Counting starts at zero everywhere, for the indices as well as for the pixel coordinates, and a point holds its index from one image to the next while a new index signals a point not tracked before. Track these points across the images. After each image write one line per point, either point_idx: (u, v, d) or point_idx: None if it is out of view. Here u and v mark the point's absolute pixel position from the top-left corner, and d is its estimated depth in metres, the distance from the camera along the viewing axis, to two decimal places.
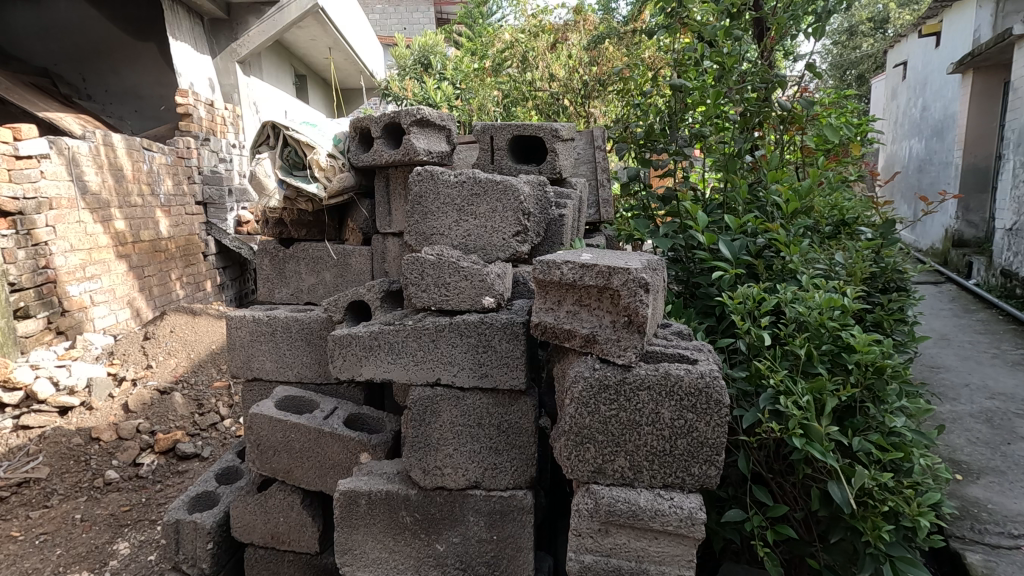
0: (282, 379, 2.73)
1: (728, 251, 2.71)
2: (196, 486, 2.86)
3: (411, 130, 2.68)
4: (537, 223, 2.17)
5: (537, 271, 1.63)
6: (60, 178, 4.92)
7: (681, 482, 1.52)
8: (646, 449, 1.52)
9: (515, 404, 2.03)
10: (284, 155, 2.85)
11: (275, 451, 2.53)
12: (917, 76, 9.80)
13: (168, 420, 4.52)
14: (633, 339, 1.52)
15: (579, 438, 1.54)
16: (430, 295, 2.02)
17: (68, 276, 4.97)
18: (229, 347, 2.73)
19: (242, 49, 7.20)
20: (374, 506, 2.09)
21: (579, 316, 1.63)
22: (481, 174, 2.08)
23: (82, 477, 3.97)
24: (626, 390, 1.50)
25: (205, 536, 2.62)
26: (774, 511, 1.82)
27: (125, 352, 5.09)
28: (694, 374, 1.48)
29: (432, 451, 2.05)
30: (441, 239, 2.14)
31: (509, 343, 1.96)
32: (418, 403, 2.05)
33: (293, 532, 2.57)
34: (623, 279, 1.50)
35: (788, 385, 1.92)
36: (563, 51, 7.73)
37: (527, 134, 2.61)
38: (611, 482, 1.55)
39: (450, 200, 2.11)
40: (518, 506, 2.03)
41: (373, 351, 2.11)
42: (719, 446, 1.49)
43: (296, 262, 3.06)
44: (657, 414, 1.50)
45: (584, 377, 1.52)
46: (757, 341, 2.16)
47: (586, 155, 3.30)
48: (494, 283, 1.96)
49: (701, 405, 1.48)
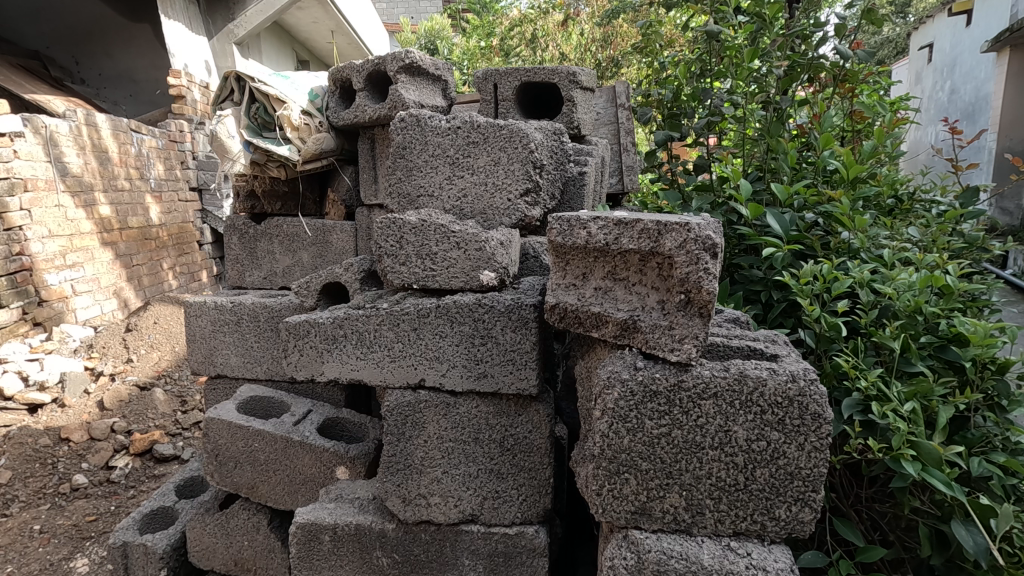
0: (248, 376, 2.30)
1: (777, 227, 2.22)
2: (152, 500, 2.45)
3: (399, 78, 2.24)
4: (551, 181, 1.71)
5: (554, 232, 1.19)
6: (36, 159, 4.49)
7: (759, 529, 1.07)
8: (710, 483, 1.07)
9: (523, 413, 1.58)
10: (252, 112, 2.41)
11: (237, 464, 2.11)
12: (944, 58, 9.06)
13: (147, 419, 4.10)
14: (694, 326, 1.07)
15: (614, 468, 1.09)
16: (411, 269, 1.57)
17: (46, 264, 4.55)
18: (188, 340, 2.32)
19: (240, 30, 6.55)
20: (342, 544, 1.67)
21: (612, 295, 1.18)
22: (480, 118, 1.63)
23: (48, 483, 3.53)
24: (683, 399, 1.05)
25: (156, 563, 2.19)
26: (867, 556, 1.36)
27: (105, 346, 4.67)
28: (781, 376, 1.03)
29: (415, 475, 1.62)
30: (431, 202, 1.70)
31: (516, 333, 1.52)
32: (396, 412, 1.61)
33: (259, 559, 2.16)
34: (681, 241, 1.05)
35: (878, 389, 1.48)
36: (574, 30, 7.27)
37: (539, 80, 2.16)
38: (658, 527, 1.11)
39: (441, 151, 1.67)
40: (528, 547, 1.60)
41: (338, 342, 1.68)
42: (816, 479, 1.04)
43: (268, 240, 2.60)
44: (727, 434, 1.05)
45: (622, 381, 1.07)
46: (831, 333, 1.70)
47: (607, 114, 2.83)
48: (496, 254, 1.51)
49: (792, 423, 1.03)
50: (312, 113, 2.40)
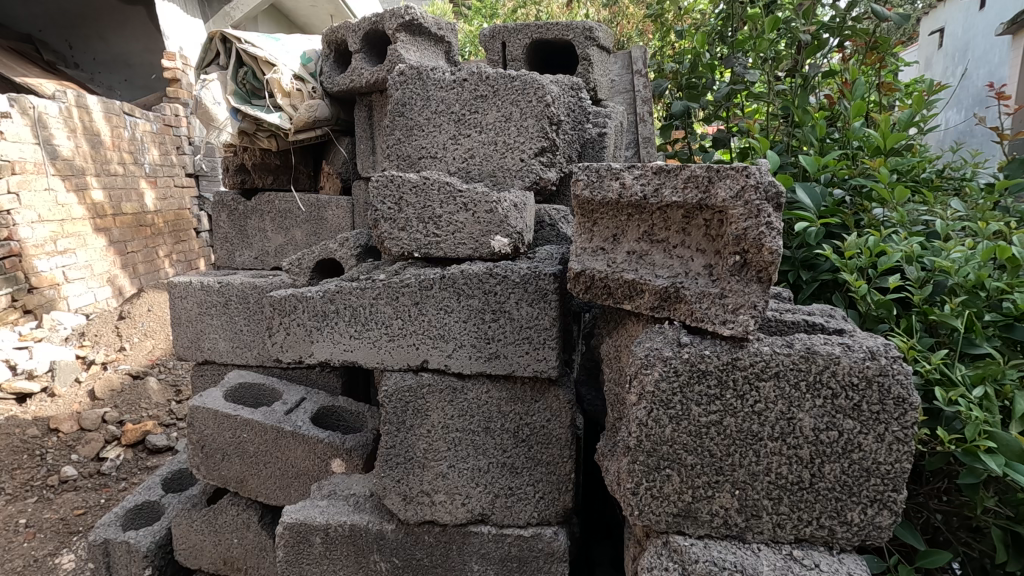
0: (237, 362, 2.13)
1: (810, 200, 1.95)
2: (135, 495, 2.28)
3: (399, 37, 2.07)
4: (568, 140, 1.53)
5: (581, 185, 1.07)
6: (23, 141, 4.28)
7: (827, 535, 0.94)
8: (768, 481, 0.94)
9: (541, 399, 1.42)
10: (239, 78, 2.23)
11: (224, 456, 1.95)
12: (955, 41, 7.28)
13: (140, 409, 3.86)
14: (751, 293, 0.94)
15: (654, 462, 0.97)
16: (412, 235, 1.40)
17: (35, 250, 4.38)
18: (173, 323, 2.15)
19: (236, 13, 6.21)
20: (335, 547, 1.51)
21: (649, 259, 1.07)
22: (489, 69, 1.45)
23: (35, 475, 3.29)
24: (739, 381, 0.92)
25: (140, 561, 2.03)
26: (930, 562, 1.19)
27: (96, 334, 4.51)
28: (857, 354, 0.88)
29: (417, 469, 1.46)
30: (434, 165, 1.52)
31: (532, 307, 1.34)
32: (395, 398, 1.44)
33: (250, 558, 2.01)
34: (738, 188, 0.92)
35: (939, 372, 1.31)
36: (579, 10, 7.00)
37: (552, 38, 2.02)
38: (706, 533, 0.98)
39: (445, 107, 1.49)
40: (544, 551, 1.45)
41: (329, 320, 1.52)
42: (895, 477, 0.90)
43: (259, 216, 2.41)
44: (790, 423, 0.91)
45: (665, 359, 0.93)
46: (879, 313, 1.54)
47: (623, 82, 2.65)
48: (508, 218, 1.34)
49: (870, 409, 0.89)
50: (304, 78, 2.21)
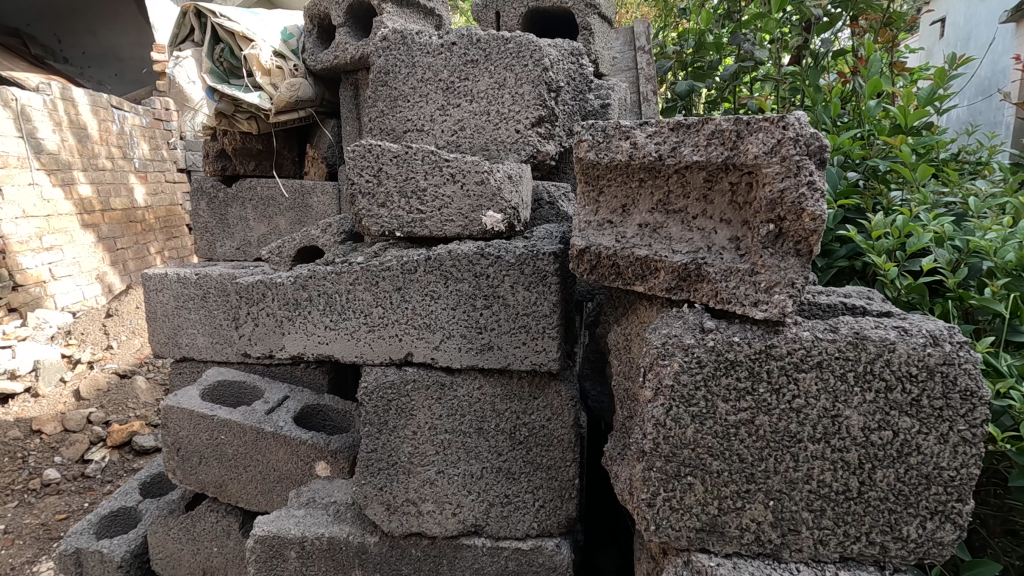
0: (217, 358, 1.94)
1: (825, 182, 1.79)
2: (111, 501, 2.14)
3: (384, 8, 1.93)
4: (567, 111, 1.39)
5: (584, 146, 0.96)
6: (6, 135, 4.12)
7: (877, 552, 0.83)
8: (808, 489, 0.82)
9: (541, 396, 1.28)
10: (216, 55, 2.06)
11: (201, 459, 1.81)
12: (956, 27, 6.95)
13: (127, 409, 3.69)
14: (788, 269, 0.83)
15: (673, 469, 0.85)
16: (393, 211, 1.26)
17: (20, 246, 4.23)
18: (149, 318, 2.01)
19: None
20: (312, 561, 1.37)
21: (665, 232, 0.95)
22: (480, 32, 1.33)
23: (16, 478, 3.12)
24: (775, 373, 0.80)
25: (114, 572, 1.90)
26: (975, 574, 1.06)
27: (84, 332, 4.39)
28: (916, 339, 0.76)
29: (403, 475, 1.33)
30: (421, 138, 1.41)
31: (529, 291, 1.21)
32: (377, 395, 1.31)
33: (231, 567, 1.88)
34: (773, 143, 0.80)
35: (984, 361, 1.18)
36: None
37: (548, 7, 1.91)
38: (733, 551, 0.87)
39: (432, 75, 1.37)
40: (547, 565, 1.32)
41: (301, 309, 1.41)
42: (959, 485, 0.79)
43: (240, 204, 2.27)
44: (835, 421, 0.79)
45: (686, 348, 0.81)
46: (910, 298, 1.40)
47: (625, 59, 2.52)
48: (502, 190, 1.20)
49: (932, 405, 0.77)
50: (286, 55, 2.07)
